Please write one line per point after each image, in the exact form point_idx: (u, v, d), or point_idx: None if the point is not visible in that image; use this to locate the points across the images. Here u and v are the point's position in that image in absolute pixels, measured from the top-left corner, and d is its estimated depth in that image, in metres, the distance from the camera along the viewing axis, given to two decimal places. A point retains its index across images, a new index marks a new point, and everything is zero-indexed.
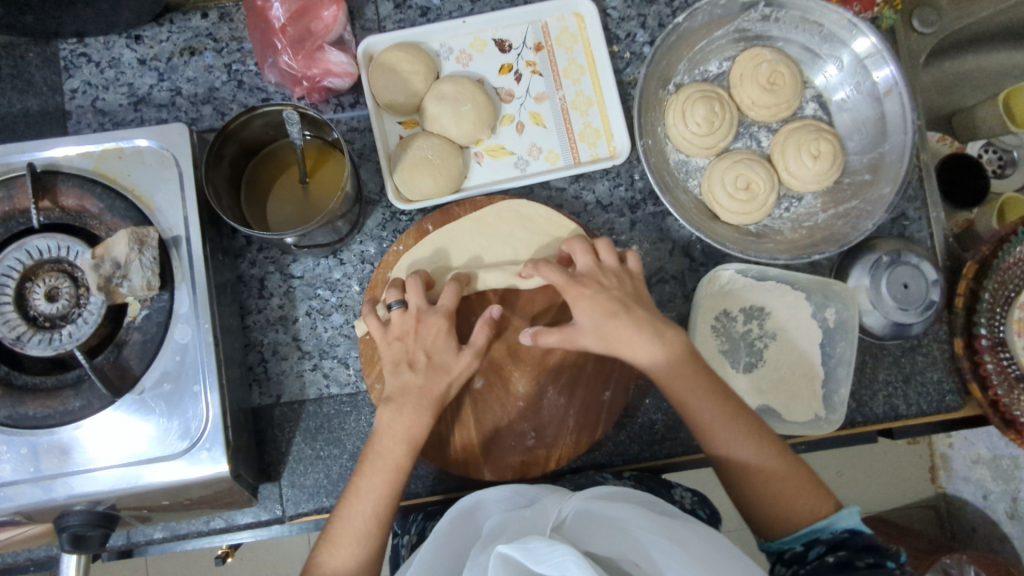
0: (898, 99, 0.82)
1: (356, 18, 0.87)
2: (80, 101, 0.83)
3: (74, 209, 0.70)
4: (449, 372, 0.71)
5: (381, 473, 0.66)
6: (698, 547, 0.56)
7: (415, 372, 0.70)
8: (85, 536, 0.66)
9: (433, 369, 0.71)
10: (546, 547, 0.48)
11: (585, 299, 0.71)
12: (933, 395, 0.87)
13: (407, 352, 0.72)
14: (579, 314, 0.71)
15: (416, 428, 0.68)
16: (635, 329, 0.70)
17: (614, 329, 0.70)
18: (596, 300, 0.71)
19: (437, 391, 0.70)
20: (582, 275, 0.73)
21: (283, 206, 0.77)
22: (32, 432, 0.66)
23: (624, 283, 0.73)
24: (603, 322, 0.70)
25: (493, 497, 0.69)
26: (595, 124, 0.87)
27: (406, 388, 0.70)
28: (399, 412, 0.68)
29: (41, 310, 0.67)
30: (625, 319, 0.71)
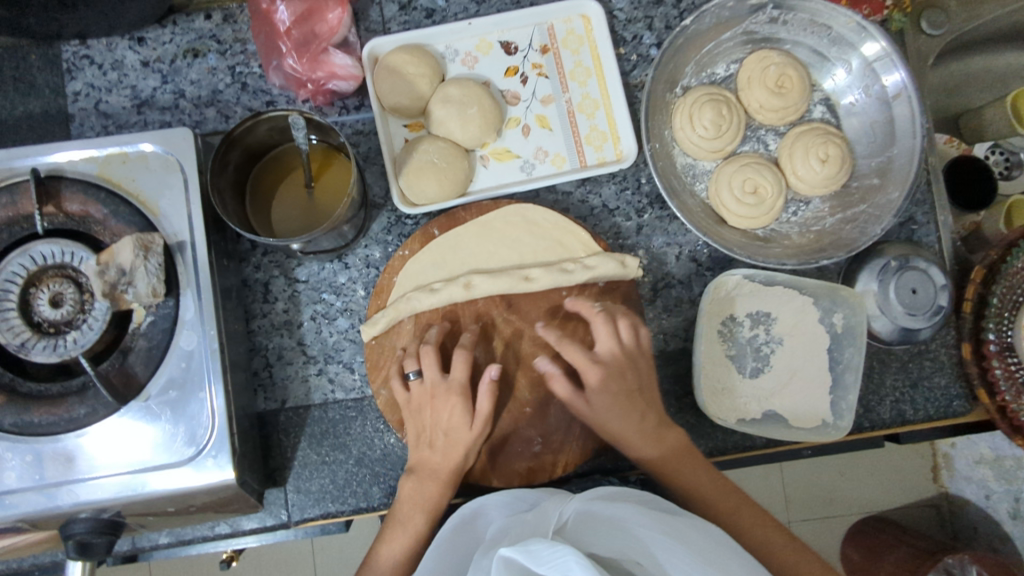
0: (907, 102, 0.82)
1: (361, 20, 0.87)
2: (83, 104, 0.82)
3: (78, 215, 0.69)
4: (467, 445, 0.72)
5: (401, 539, 0.70)
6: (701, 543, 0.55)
7: (433, 448, 0.73)
8: (90, 544, 0.65)
9: (453, 442, 0.72)
10: (548, 548, 0.48)
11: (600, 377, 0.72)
12: (941, 400, 0.87)
13: (425, 426, 0.74)
14: (594, 390, 0.73)
15: (434, 501, 0.71)
16: (632, 427, 0.73)
17: (614, 415, 0.72)
18: (616, 394, 0.72)
19: (455, 467, 0.72)
20: (606, 362, 0.73)
21: (289, 211, 0.77)
22: (37, 439, 0.66)
23: (639, 366, 0.74)
24: (613, 412, 0.72)
25: (495, 502, 0.69)
26: (601, 127, 0.86)
27: (424, 463, 0.73)
28: (420, 486, 0.72)
29: (45, 316, 0.67)
30: (641, 408, 0.73)
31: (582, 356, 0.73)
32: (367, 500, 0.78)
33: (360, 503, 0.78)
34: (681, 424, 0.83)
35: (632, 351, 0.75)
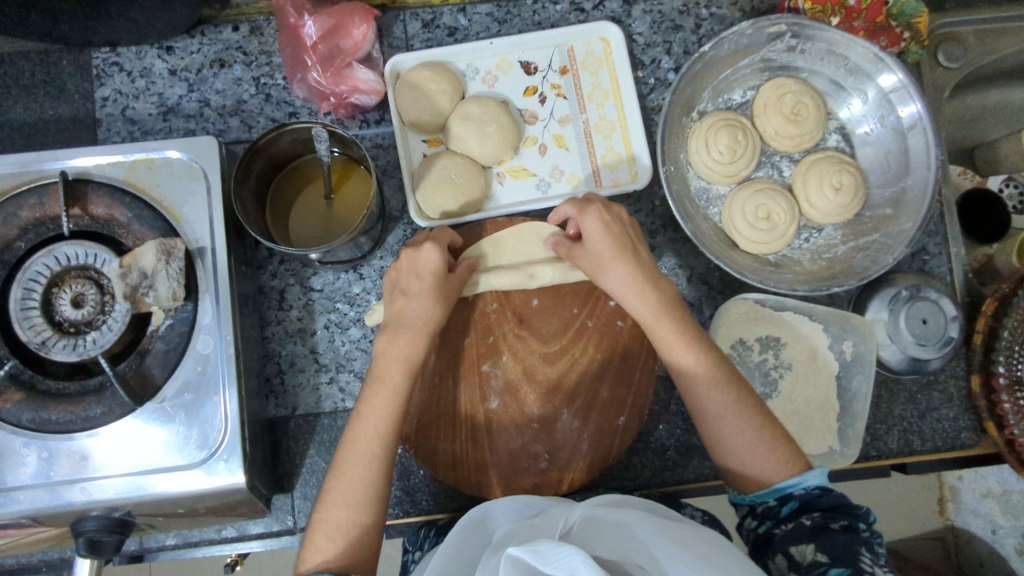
0: (922, 134, 0.82)
1: (385, 36, 0.88)
2: (111, 110, 0.84)
3: (103, 218, 0.71)
4: (441, 302, 0.71)
5: (383, 396, 0.67)
6: (705, 549, 0.55)
7: (409, 296, 0.71)
8: (100, 542, 0.67)
9: (427, 289, 0.70)
10: (554, 547, 0.48)
11: (599, 225, 0.72)
12: (948, 431, 0.86)
13: (404, 271, 0.72)
14: (592, 233, 0.73)
15: (411, 351, 0.69)
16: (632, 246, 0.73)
17: (612, 269, 0.72)
18: (604, 218, 0.73)
19: (433, 322, 0.70)
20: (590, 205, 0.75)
21: (307, 221, 0.78)
22: (52, 436, 0.67)
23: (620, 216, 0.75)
24: (608, 249, 0.72)
25: (502, 508, 0.70)
26: (617, 148, 0.87)
27: (403, 318, 0.70)
28: (394, 338, 0.69)
29: (67, 315, 0.68)
30: (631, 246, 0.73)
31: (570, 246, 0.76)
32: None
33: None
34: (687, 444, 0.83)
35: (619, 219, 0.74)
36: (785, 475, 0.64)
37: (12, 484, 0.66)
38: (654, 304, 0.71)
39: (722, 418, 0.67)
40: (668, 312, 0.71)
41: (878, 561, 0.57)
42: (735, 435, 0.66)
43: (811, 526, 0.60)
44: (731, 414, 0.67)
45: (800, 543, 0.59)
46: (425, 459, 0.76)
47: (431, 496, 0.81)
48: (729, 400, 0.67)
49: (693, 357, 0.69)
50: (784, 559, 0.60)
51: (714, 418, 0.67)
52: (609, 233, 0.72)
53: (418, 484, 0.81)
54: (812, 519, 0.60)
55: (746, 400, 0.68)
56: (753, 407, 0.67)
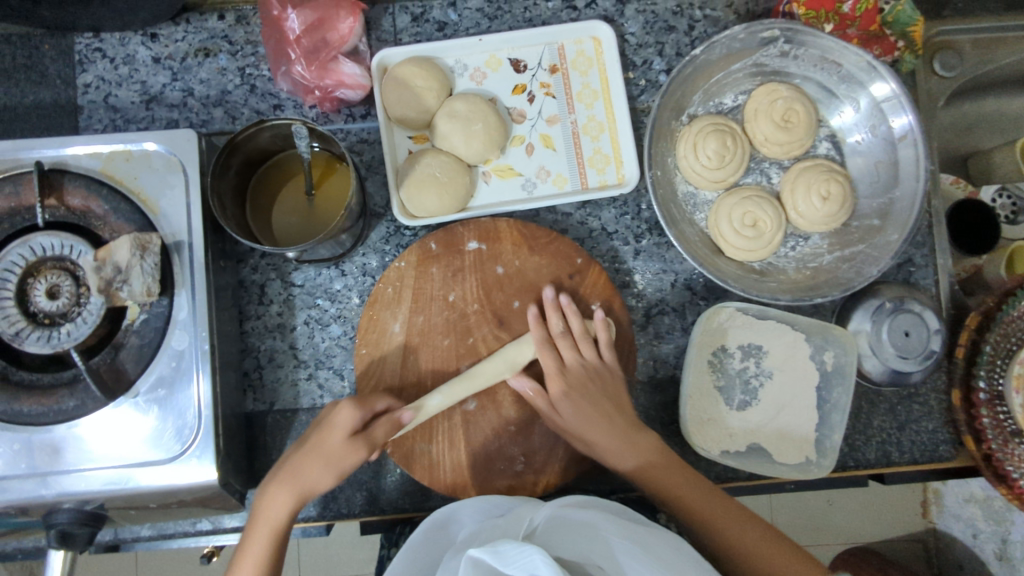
0: (912, 145, 0.82)
1: (373, 29, 0.87)
2: (93, 97, 0.83)
3: (79, 209, 0.70)
4: (337, 468, 0.68)
5: (253, 558, 0.67)
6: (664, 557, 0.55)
7: (301, 448, 0.69)
8: (71, 534, 0.66)
9: (325, 454, 0.68)
10: (515, 548, 0.48)
11: (573, 410, 0.74)
12: (926, 443, 0.86)
13: (318, 425, 0.71)
14: (567, 406, 0.75)
15: (282, 511, 0.67)
16: (607, 419, 0.75)
17: (592, 425, 0.74)
18: (589, 404, 0.75)
19: (315, 483, 0.68)
20: (571, 369, 0.76)
21: (288, 216, 0.77)
22: (25, 428, 0.66)
23: (602, 375, 0.77)
24: (591, 424, 0.74)
25: (468, 510, 0.70)
26: (605, 150, 0.86)
27: (282, 474, 0.69)
28: (269, 497, 0.68)
29: (42, 307, 0.67)
30: (609, 415, 0.75)
31: (550, 403, 0.75)
32: (348, 506, 0.79)
33: (341, 509, 0.79)
34: None
35: (601, 386, 0.76)
36: None
37: None
38: (642, 455, 0.73)
39: (741, 550, 0.69)
40: (659, 462, 0.73)
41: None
42: (754, 542, 0.69)
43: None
44: (761, 547, 0.69)
45: None
46: (400, 457, 0.75)
47: (407, 494, 0.80)
48: (749, 535, 0.70)
49: (697, 490, 0.71)
50: None
51: (733, 550, 0.69)
52: (602, 415, 0.75)
53: (394, 481, 0.80)
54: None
55: (752, 525, 0.70)
56: (769, 537, 0.70)
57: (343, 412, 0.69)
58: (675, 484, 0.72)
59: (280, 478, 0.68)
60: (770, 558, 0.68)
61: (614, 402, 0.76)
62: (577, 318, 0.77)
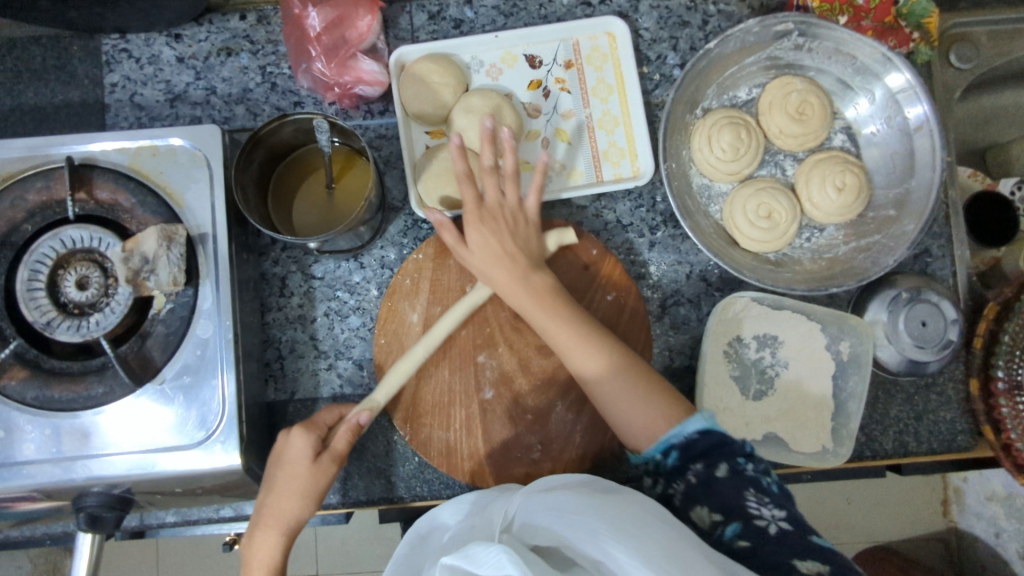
0: (928, 135, 0.82)
1: (391, 28, 0.89)
2: (119, 96, 0.85)
3: (108, 202, 0.72)
4: (308, 493, 0.67)
5: None
6: (632, 521, 0.56)
7: (269, 489, 0.67)
8: (100, 517, 0.68)
9: (291, 481, 0.67)
10: (483, 550, 0.48)
11: (479, 240, 0.73)
12: (944, 434, 0.86)
13: (275, 458, 0.69)
14: (474, 236, 0.74)
15: (273, 552, 0.66)
16: (514, 277, 0.73)
17: (490, 271, 0.73)
18: (490, 238, 0.73)
19: (296, 513, 0.67)
20: (490, 206, 0.75)
21: (309, 210, 0.79)
22: (55, 415, 0.68)
23: (513, 219, 0.75)
24: (489, 264, 0.73)
25: (448, 510, 0.70)
26: (620, 144, 0.87)
27: (260, 518, 0.67)
28: (255, 543, 0.66)
29: (71, 297, 0.70)
30: (511, 254, 0.73)
31: (456, 237, 0.74)
32: (368, 494, 0.81)
33: (361, 497, 0.80)
34: None
35: (505, 227, 0.74)
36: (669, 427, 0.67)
37: (18, 459, 0.67)
38: (535, 293, 0.72)
39: (617, 403, 0.69)
40: (552, 299, 0.72)
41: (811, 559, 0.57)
42: (623, 396, 0.69)
43: (701, 483, 0.64)
44: (639, 404, 0.69)
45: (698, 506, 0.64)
46: (419, 444, 0.77)
47: (425, 482, 0.81)
48: (630, 391, 0.69)
49: (576, 336, 0.71)
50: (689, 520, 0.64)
51: (603, 388, 0.70)
52: (501, 255, 0.73)
53: (412, 470, 0.81)
54: (697, 472, 0.64)
55: (628, 372, 0.70)
56: (655, 394, 0.69)
57: (297, 437, 0.68)
58: (561, 329, 0.71)
59: (264, 521, 0.67)
60: (643, 413, 0.68)
61: (525, 249, 0.75)
62: (493, 144, 0.74)
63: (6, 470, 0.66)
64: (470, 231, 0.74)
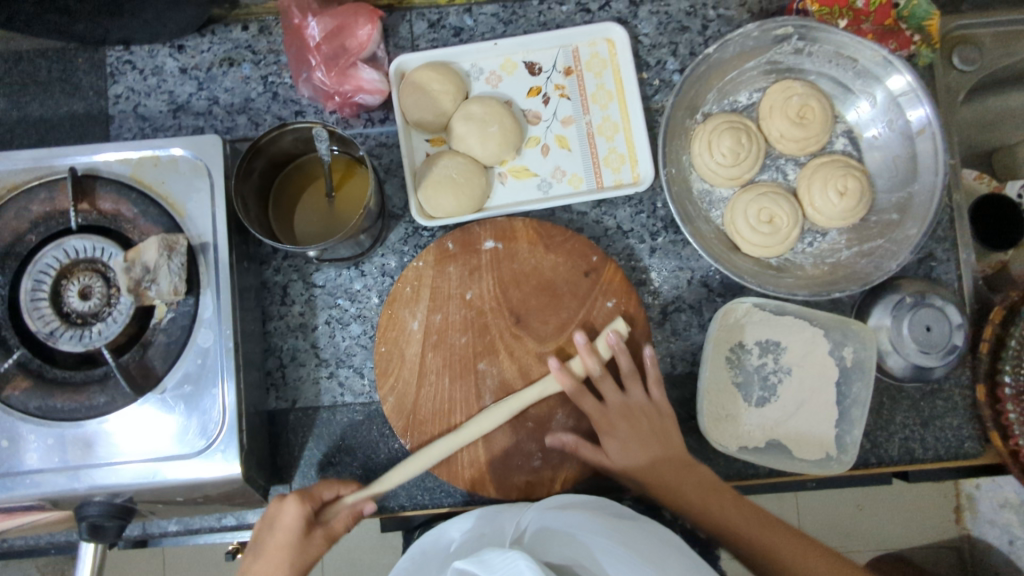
0: (930, 138, 0.81)
1: (390, 36, 0.89)
2: (123, 106, 0.86)
3: (110, 213, 0.73)
4: (291, 564, 0.66)
5: None
6: (644, 548, 0.59)
7: (257, 555, 0.67)
8: (102, 527, 0.68)
9: (276, 549, 0.67)
10: (500, 556, 0.51)
11: (632, 445, 0.75)
12: (951, 440, 0.84)
13: (264, 524, 0.69)
14: (615, 438, 0.76)
15: None
16: (647, 433, 0.76)
17: (637, 456, 0.75)
18: (638, 437, 0.76)
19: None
20: (615, 407, 0.77)
21: (310, 218, 0.80)
22: (59, 423, 0.68)
23: (643, 420, 0.77)
24: (615, 443, 0.75)
25: (454, 524, 0.71)
26: (620, 150, 0.87)
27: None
28: None
29: (75, 307, 0.70)
30: (654, 448, 0.76)
31: (573, 383, 0.76)
32: (369, 502, 0.81)
33: None
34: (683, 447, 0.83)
35: (648, 426, 0.76)
36: None
37: (23, 468, 0.67)
38: (663, 458, 0.75)
39: (789, 560, 0.69)
40: (713, 487, 0.74)
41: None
42: (749, 525, 0.71)
43: None
44: (802, 558, 0.69)
45: None
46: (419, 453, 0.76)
47: (426, 491, 0.81)
48: (796, 550, 0.69)
49: (734, 506, 0.72)
50: None
51: (774, 552, 0.69)
52: (650, 444, 0.76)
53: (413, 478, 0.81)
54: None
55: (799, 538, 0.71)
56: (817, 551, 0.70)
57: (289, 506, 0.68)
58: (714, 503, 0.72)
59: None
60: (820, 574, 0.68)
61: (663, 438, 0.76)
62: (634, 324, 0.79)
63: (11, 479, 0.67)
64: (609, 402, 0.77)
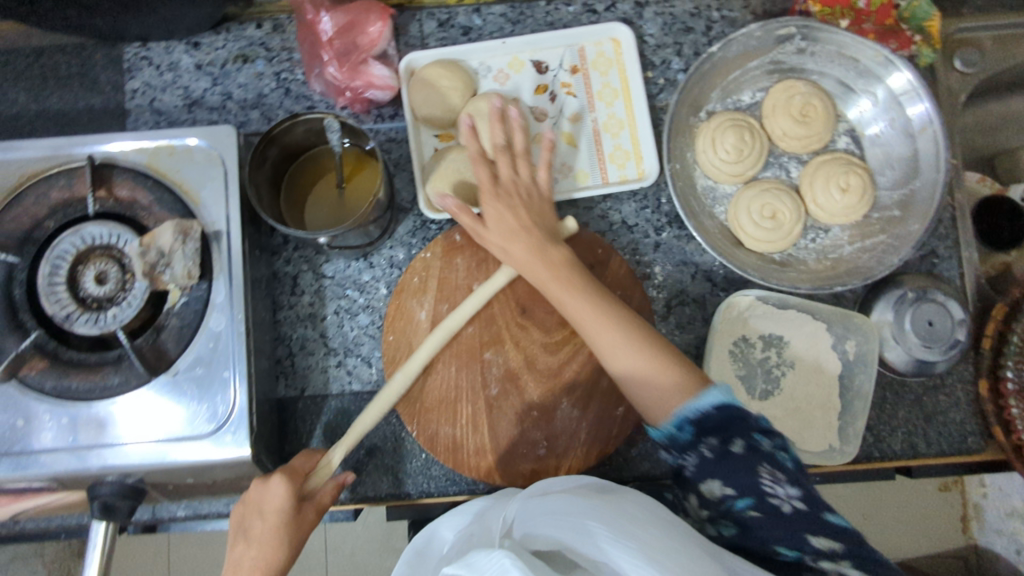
0: (931, 136, 0.82)
1: (401, 35, 0.91)
2: (139, 101, 0.88)
3: (126, 199, 0.75)
4: (285, 541, 0.66)
5: None
6: (633, 519, 0.56)
7: (249, 541, 0.66)
8: (113, 507, 0.68)
9: (270, 528, 0.66)
10: (485, 556, 0.49)
11: (502, 230, 0.75)
12: (955, 436, 0.84)
13: (249, 506, 0.68)
14: (495, 222, 0.75)
15: None
16: (542, 262, 0.73)
17: (519, 248, 0.74)
18: (512, 211, 0.75)
19: (279, 557, 0.65)
20: (506, 186, 0.77)
21: (321, 208, 0.81)
22: (73, 404, 0.70)
23: (535, 212, 0.76)
24: (535, 265, 0.73)
25: (444, 523, 0.71)
26: (625, 146, 0.89)
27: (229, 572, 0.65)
28: None
29: (90, 292, 0.72)
30: (535, 238, 0.74)
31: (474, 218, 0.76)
32: (375, 490, 0.81)
33: (368, 492, 0.81)
34: None
35: (534, 225, 0.75)
36: (683, 401, 0.65)
37: (35, 448, 0.68)
38: (556, 272, 0.73)
39: (631, 375, 0.69)
40: (603, 303, 0.71)
41: (824, 536, 0.55)
42: (630, 360, 0.68)
43: (715, 457, 0.60)
44: (647, 367, 0.68)
45: (708, 481, 0.60)
46: (426, 440, 0.77)
47: (432, 478, 0.82)
48: (630, 344, 0.69)
49: (610, 318, 0.70)
50: (698, 498, 0.62)
51: (637, 373, 0.68)
52: (545, 261, 0.73)
53: (419, 466, 0.82)
54: (713, 447, 0.60)
55: (672, 361, 0.68)
56: (652, 349, 0.69)
57: (276, 480, 0.68)
58: (605, 327, 0.70)
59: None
60: (638, 370, 0.68)
61: (546, 230, 0.76)
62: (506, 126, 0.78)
63: (24, 458, 0.68)
64: (489, 211, 0.75)
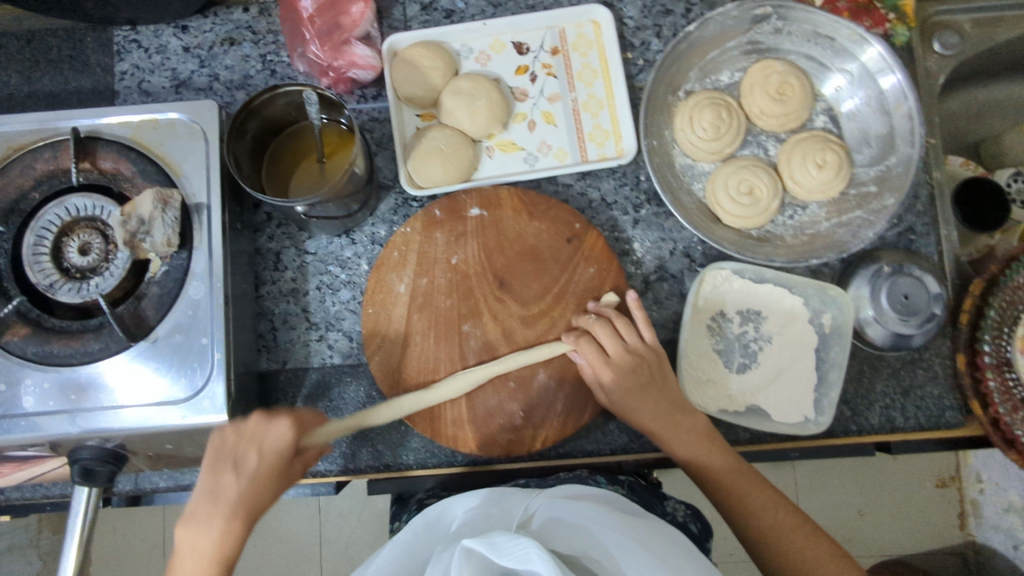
0: (906, 113, 0.84)
1: (384, 18, 0.93)
2: (128, 82, 0.90)
3: (110, 171, 0.76)
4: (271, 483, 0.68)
5: None
6: (659, 547, 0.63)
7: (238, 474, 0.67)
8: (92, 471, 0.70)
9: (264, 468, 0.68)
10: (510, 541, 0.58)
11: (621, 379, 0.76)
12: (932, 410, 0.84)
13: (244, 436, 0.69)
14: (647, 408, 0.77)
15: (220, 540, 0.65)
16: (646, 392, 0.77)
17: (642, 408, 0.77)
18: (638, 384, 0.77)
19: (261, 500, 0.67)
20: (629, 352, 0.78)
21: (303, 183, 0.83)
22: (55, 369, 0.71)
23: (651, 366, 0.78)
24: (631, 397, 0.76)
25: (459, 501, 0.69)
26: (604, 126, 0.90)
27: (209, 500, 0.66)
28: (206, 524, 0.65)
29: (75, 262, 0.74)
30: (654, 399, 0.77)
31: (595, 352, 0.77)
32: (355, 461, 0.82)
33: (348, 463, 0.82)
34: None
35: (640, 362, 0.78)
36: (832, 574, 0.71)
37: (19, 411, 0.70)
38: (698, 451, 0.76)
39: (770, 534, 0.74)
40: (738, 472, 0.76)
41: None
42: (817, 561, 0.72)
43: None
44: (785, 527, 0.74)
45: None
46: None
47: (411, 450, 0.82)
48: (764, 502, 0.75)
49: (749, 482, 0.75)
50: None
51: (792, 543, 0.73)
52: (656, 405, 0.77)
53: (398, 438, 0.83)
54: None
55: (794, 518, 0.75)
56: (796, 514, 0.75)
57: (281, 422, 0.70)
58: (755, 490, 0.75)
59: (226, 506, 0.66)
60: (774, 530, 0.74)
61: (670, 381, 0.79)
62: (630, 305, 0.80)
63: (9, 422, 0.69)
64: (606, 375, 0.76)
